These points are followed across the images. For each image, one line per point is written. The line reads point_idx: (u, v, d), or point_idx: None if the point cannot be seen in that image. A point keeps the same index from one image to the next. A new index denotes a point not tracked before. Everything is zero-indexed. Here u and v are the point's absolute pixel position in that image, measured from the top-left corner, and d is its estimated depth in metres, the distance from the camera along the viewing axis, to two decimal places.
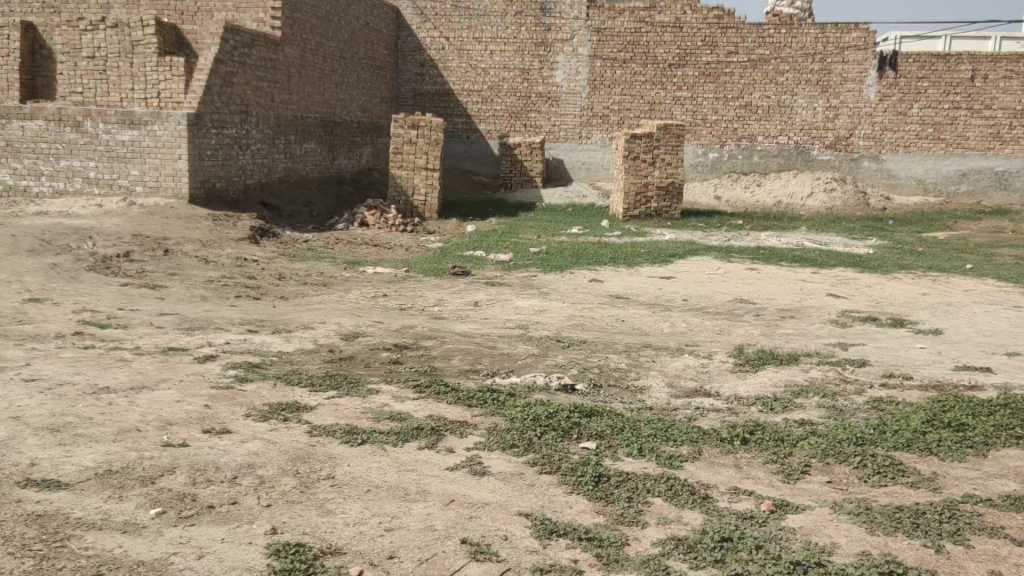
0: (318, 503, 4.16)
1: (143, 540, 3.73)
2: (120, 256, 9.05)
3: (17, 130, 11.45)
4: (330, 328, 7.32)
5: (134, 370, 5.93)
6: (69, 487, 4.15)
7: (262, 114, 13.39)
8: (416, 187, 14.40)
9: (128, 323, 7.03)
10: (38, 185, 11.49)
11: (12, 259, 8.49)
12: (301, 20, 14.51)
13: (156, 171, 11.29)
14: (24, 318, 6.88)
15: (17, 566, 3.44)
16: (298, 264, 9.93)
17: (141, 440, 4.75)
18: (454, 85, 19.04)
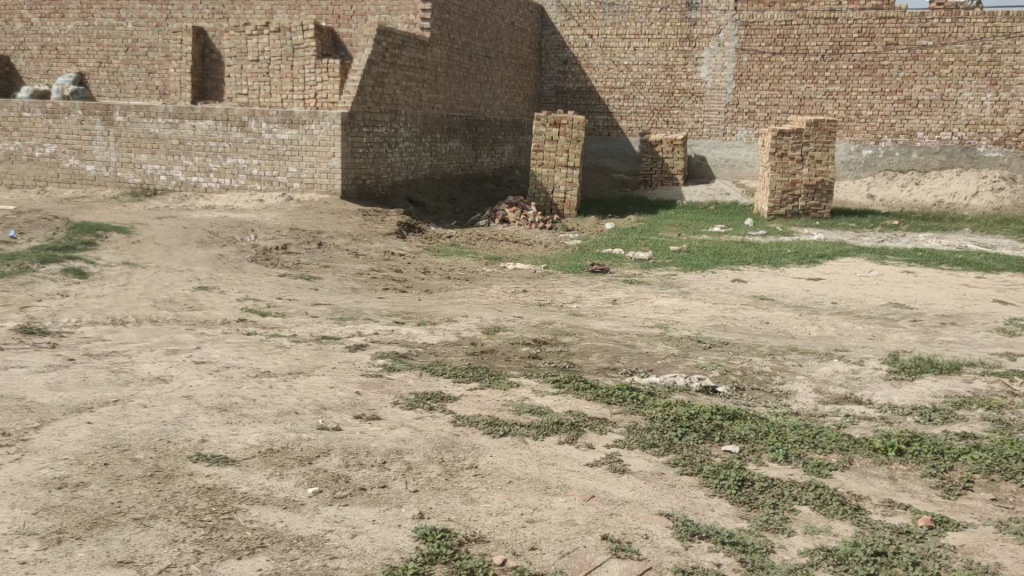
0: (463, 491, 4.29)
1: (302, 517, 3.96)
2: (279, 248, 9.60)
3: (189, 130, 12.23)
4: (473, 322, 7.51)
5: (291, 356, 6.29)
6: (235, 463, 4.46)
7: (410, 113, 13.84)
8: (556, 184, 14.50)
9: (285, 312, 7.46)
10: (206, 181, 12.30)
11: (184, 250, 9.15)
12: (449, 21, 14.91)
13: (312, 168, 11.90)
14: (195, 305, 7.41)
15: (191, 535, 3.73)
16: (442, 259, 10.22)
17: (299, 422, 5.05)
18: (596, 83, 19.03)
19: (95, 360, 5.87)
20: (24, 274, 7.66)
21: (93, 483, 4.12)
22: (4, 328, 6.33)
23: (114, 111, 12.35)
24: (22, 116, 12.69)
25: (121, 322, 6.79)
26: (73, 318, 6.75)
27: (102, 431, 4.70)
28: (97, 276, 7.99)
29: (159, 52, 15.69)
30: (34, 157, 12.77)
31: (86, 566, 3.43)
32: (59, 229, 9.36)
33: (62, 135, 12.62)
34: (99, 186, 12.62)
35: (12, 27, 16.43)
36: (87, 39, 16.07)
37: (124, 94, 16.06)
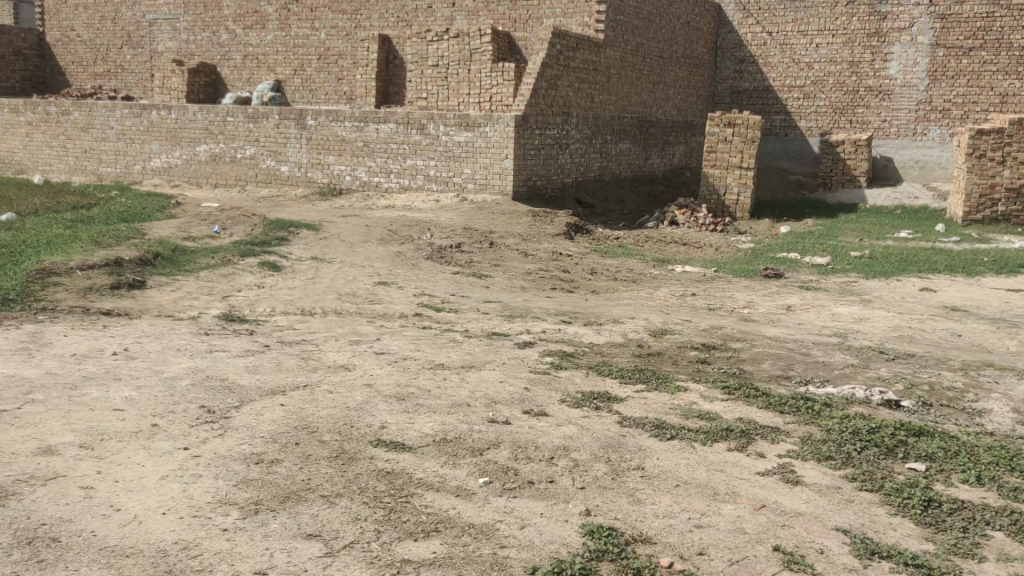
0: (629, 492, 4.30)
1: (474, 505, 4.12)
2: (453, 246, 9.96)
3: (373, 132, 12.88)
4: (640, 323, 7.49)
5: (464, 350, 6.52)
6: (412, 450, 4.69)
7: (582, 115, 13.95)
8: (728, 186, 14.15)
9: (459, 308, 7.73)
10: (387, 181, 12.92)
11: (366, 246, 9.68)
12: (624, 22, 14.91)
13: (486, 169, 12.24)
14: (376, 299, 7.83)
15: (372, 514, 3.96)
16: (610, 260, 10.24)
17: (471, 414, 5.24)
18: (774, 82, 18.41)
19: (287, 347, 6.32)
20: (227, 266, 8.35)
21: (285, 460, 4.45)
22: (210, 314, 6.94)
23: (307, 115, 13.23)
24: (227, 120, 13.83)
25: (310, 313, 7.28)
26: (268, 308, 7.30)
27: (294, 413, 5.06)
28: (289, 270, 8.59)
29: (348, 59, 16.66)
30: (235, 158, 13.87)
31: (280, 536, 3.72)
32: (256, 225, 10.14)
33: (260, 138, 13.64)
34: (291, 185, 13.55)
35: (220, 38, 17.91)
36: (284, 48, 17.27)
37: (315, 99, 17.14)
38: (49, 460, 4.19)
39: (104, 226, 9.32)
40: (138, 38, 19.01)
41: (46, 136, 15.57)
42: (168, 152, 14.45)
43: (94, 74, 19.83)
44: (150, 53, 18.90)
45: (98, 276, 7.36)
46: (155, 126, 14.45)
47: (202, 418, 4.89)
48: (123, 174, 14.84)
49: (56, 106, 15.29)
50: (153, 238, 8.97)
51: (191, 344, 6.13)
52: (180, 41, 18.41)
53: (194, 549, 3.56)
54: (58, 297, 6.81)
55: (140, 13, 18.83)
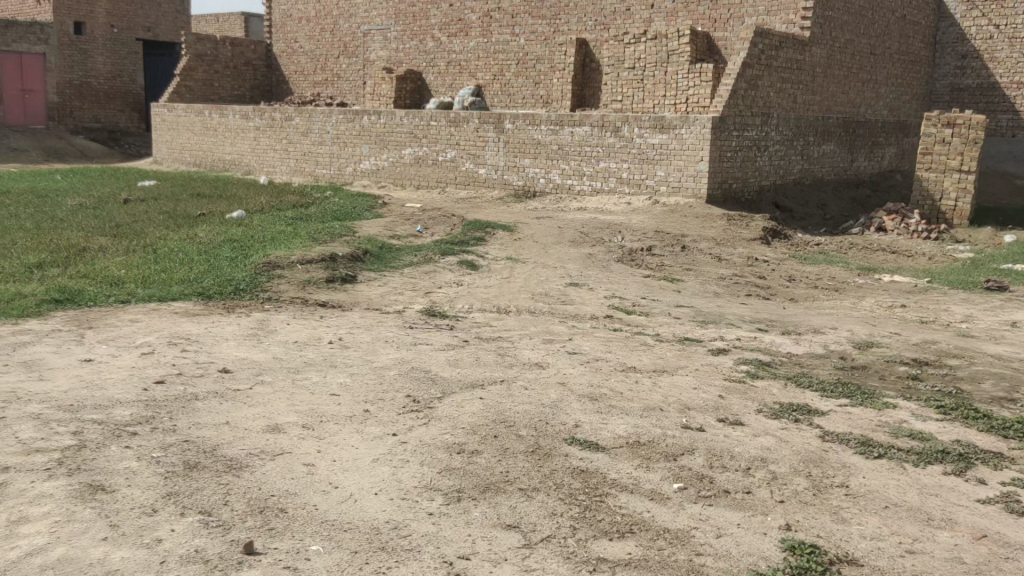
0: (833, 510, 4.13)
1: (668, 510, 4.10)
2: (644, 250, 9.92)
3: (568, 135, 13.05)
4: (842, 334, 7.14)
5: (656, 354, 6.49)
6: (606, 450, 4.74)
7: (783, 115, 13.49)
8: (944, 191, 13.17)
9: (649, 311, 7.69)
10: (580, 184, 13.06)
11: (560, 248, 9.85)
12: (832, 18, 14.27)
13: (680, 172, 12.08)
14: (568, 299, 7.95)
15: (568, 511, 4.04)
16: (810, 267, 9.83)
17: (664, 419, 5.21)
18: (1000, 78, 16.93)
19: (484, 343, 6.56)
20: (428, 264, 8.78)
21: (484, 452, 4.64)
22: (413, 309, 7.33)
23: (506, 119, 13.63)
24: (431, 125, 14.51)
25: (505, 311, 7.51)
26: (466, 305, 7.61)
27: (491, 407, 5.26)
28: (485, 269, 8.89)
29: (546, 63, 16.96)
30: (437, 161, 14.52)
31: (481, 525, 3.88)
32: (456, 226, 10.56)
33: (461, 142, 14.19)
34: (488, 187, 14.00)
35: (427, 46, 18.79)
36: (485, 54, 17.87)
37: (513, 103, 17.58)
38: (277, 437, 4.57)
39: (321, 224, 10.05)
40: (352, 47, 20.32)
41: (270, 140, 17.00)
42: (377, 155, 15.35)
43: (314, 82, 21.44)
44: (362, 61, 20.16)
45: (315, 270, 7.96)
46: (366, 130, 15.40)
47: (408, 406, 5.19)
48: (336, 176, 15.93)
49: (281, 113, 16.68)
50: (363, 236, 9.59)
51: (398, 337, 6.50)
52: (390, 49, 19.49)
53: (404, 529, 3.78)
54: (281, 288, 7.44)
55: (355, 24, 20.12)
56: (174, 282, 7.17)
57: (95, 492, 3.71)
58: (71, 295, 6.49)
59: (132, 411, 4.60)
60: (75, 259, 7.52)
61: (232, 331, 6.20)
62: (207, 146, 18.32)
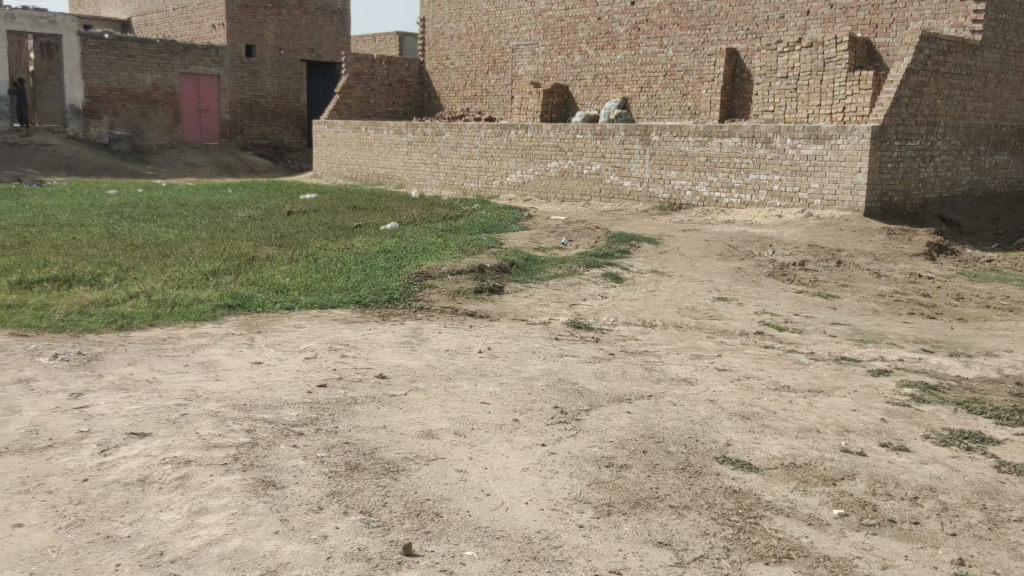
0: (1011, 546, 3.87)
1: (828, 536, 3.94)
2: (797, 264, 9.58)
3: (717, 147, 12.80)
4: (1018, 358, 6.64)
5: (811, 373, 6.25)
6: (759, 471, 4.60)
7: (951, 124, 12.84)
8: None
9: (803, 328, 7.42)
10: (728, 197, 12.77)
11: (706, 261, 9.67)
12: (1007, 20, 13.33)
13: (836, 184, 11.60)
14: (715, 314, 7.78)
15: (721, 531, 3.95)
16: (980, 285, 9.21)
17: (822, 441, 5.02)
18: None
19: (631, 357, 6.52)
20: (573, 276, 8.82)
21: (634, 467, 4.60)
22: (559, 320, 7.38)
23: (652, 131, 13.52)
24: (577, 138, 14.60)
25: (651, 324, 7.44)
26: (611, 317, 7.59)
27: (640, 422, 5.22)
28: (631, 282, 8.84)
29: (695, 75, 16.75)
30: (582, 174, 14.58)
31: (632, 539, 3.85)
32: (600, 238, 10.56)
33: (606, 155, 14.19)
34: (633, 200, 13.92)
35: (574, 60, 18.94)
36: (632, 66, 17.83)
37: (660, 116, 17.42)
38: (431, 442, 4.71)
39: (469, 236, 10.31)
40: (501, 63, 20.75)
41: (422, 154, 17.57)
42: (523, 169, 15.59)
43: (463, 98, 22.05)
44: (511, 76, 20.56)
45: (465, 281, 8.17)
46: (514, 144, 15.65)
47: (556, 417, 5.22)
48: (483, 189, 16.28)
49: (432, 128, 17.22)
50: (509, 248, 9.76)
51: (545, 348, 6.56)
52: (538, 64, 19.78)
53: (555, 540, 3.80)
54: (432, 298, 7.67)
55: (505, 40, 20.52)
56: (333, 291, 7.53)
57: (266, 488, 3.91)
58: (242, 301, 6.93)
59: (298, 412, 4.86)
60: (245, 267, 8.03)
61: (387, 338, 6.45)
62: (363, 160, 19.16)
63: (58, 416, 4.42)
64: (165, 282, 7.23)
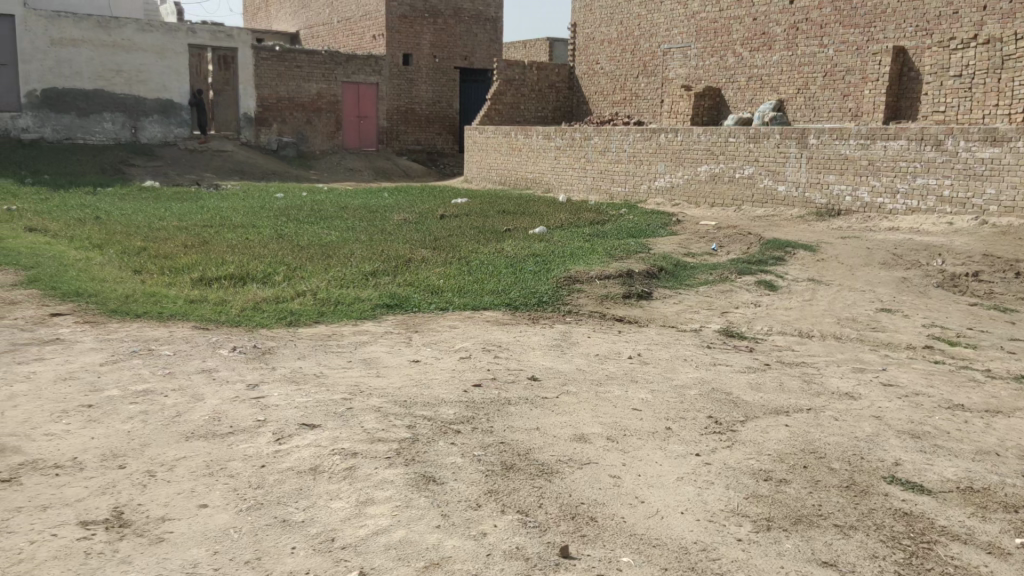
0: None
1: (1012, 567, 3.67)
2: (969, 275, 8.96)
3: (881, 150, 12.18)
4: None
5: (988, 393, 5.83)
6: (931, 493, 4.34)
7: None
8: None
9: (978, 344, 6.94)
10: (893, 203, 12.10)
11: (868, 270, 9.21)
12: None
13: (1015, 190, 10.76)
14: (879, 326, 7.41)
15: (891, 555, 3.75)
16: None
17: (1002, 465, 4.68)
18: None
19: (788, 368, 6.31)
20: (725, 283, 8.63)
21: (793, 482, 4.44)
22: (711, 328, 7.23)
23: (810, 135, 13.04)
24: (729, 141, 14.27)
25: (809, 335, 7.16)
26: (765, 327, 7.37)
27: (800, 436, 5.03)
28: (785, 290, 8.55)
29: (857, 75, 16.03)
30: (734, 178, 14.23)
31: (794, 557, 3.70)
32: (753, 245, 10.27)
33: (760, 159, 13.79)
34: (787, 206, 13.44)
35: (728, 62, 18.52)
36: (790, 67, 17.26)
37: (818, 118, 16.78)
38: (584, 446, 4.70)
39: (617, 241, 10.28)
40: (651, 67, 20.57)
41: (570, 159, 17.66)
42: (672, 173, 15.38)
43: (613, 103, 22.04)
44: (661, 80, 20.36)
45: (613, 286, 8.14)
46: (663, 148, 15.48)
47: (711, 427, 5.11)
48: (631, 194, 16.17)
49: (581, 133, 17.28)
50: (658, 254, 9.65)
51: (697, 356, 6.45)
52: (690, 67, 19.49)
53: (713, 552, 3.70)
54: (580, 302, 7.68)
55: (656, 44, 20.31)
56: (485, 293, 7.69)
57: (427, 483, 4.03)
58: (399, 301, 7.19)
59: (456, 411, 4.99)
60: (401, 269, 8.33)
61: (538, 341, 6.52)
62: (512, 165, 19.45)
63: (238, 405, 4.74)
64: (329, 281, 7.60)
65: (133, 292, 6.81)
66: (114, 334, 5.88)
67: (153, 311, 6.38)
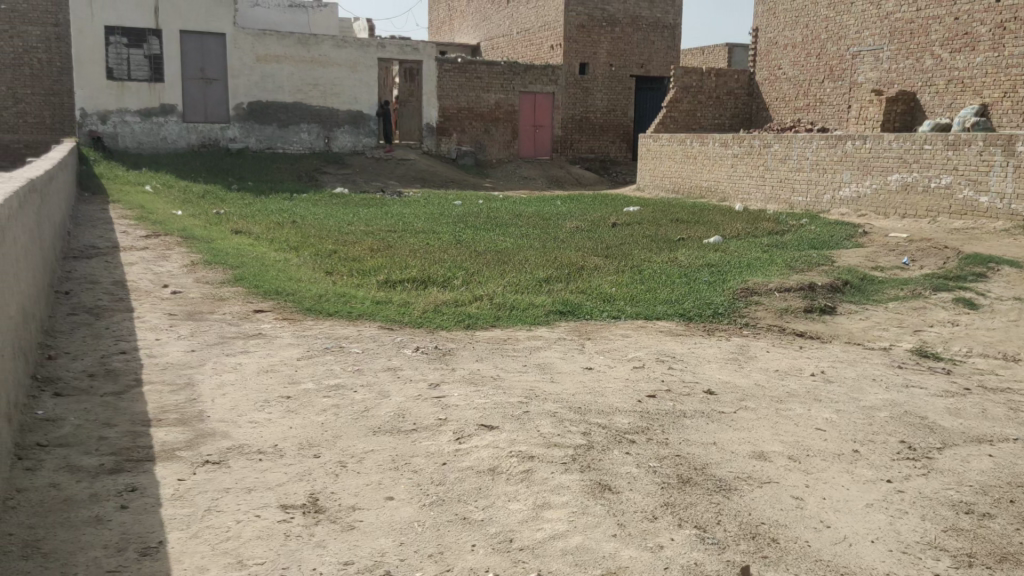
0: None
1: None
2: None
3: None
4: None
5: None
6: None
7: None
8: None
9: None
10: None
11: None
12: None
13: None
14: None
15: None
16: None
17: None
18: None
19: (991, 394, 5.81)
20: (918, 300, 8.09)
21: (999, 516, 4.08)
22: (902, 348, 6.79)
23: (1019, 141, 11.92)
24: (924, 149, 13.38)
25: (1015, 360, 6.57)
26: (964, 348, 6.83)
27: (1005, 467, 4.63)
28: (988, 309, 7.89)
29: None
30: (929, 188, 13.32)
31: None
32: (950, 259, 9.56)
33: (959, 167, 12.81)
34: (989, 218, 12.37)
35: (924, 65, 17.41)
36: (996, 70, 15.97)
37: None
38: (764, 465, 4.52)
39: (797, 252, 9.87)
40: (839, 70, 19.64)
41: (748, 167, 17.17)
42: (858, 182, 14.61)
43: (794, 109, 21.24)
44: (850, 85, 19.41)
45: (793, 299, 7.82)
46: (850, 156, 14.74)
47: (903, 453, 4.80)
48: (813, 204, 15.49)
49: (760, 140, 16.76)
50: (842, 266, 9.18)
51: (887, 376, 6.07)
52: (881, 70, 18.48)
53: None
54: (758, 315, 7.43)
55: (844, 47, 19.42)
56: (658, 302, 7.59)
57: (603, 491, 4.03)
58: (573, 307, 7.24)
59: (630, 420, 4.95)
60: (575, 276, 8.38)
61: (713, 353, 6.37)
62: (686, 173, 19.12)
63: (420, 403, 4.92)
64: (505, 287, 7.76)
65: (325, 293, 7.23)
66: (309, 331, 6.27)
67: (344, 311, 6.76)
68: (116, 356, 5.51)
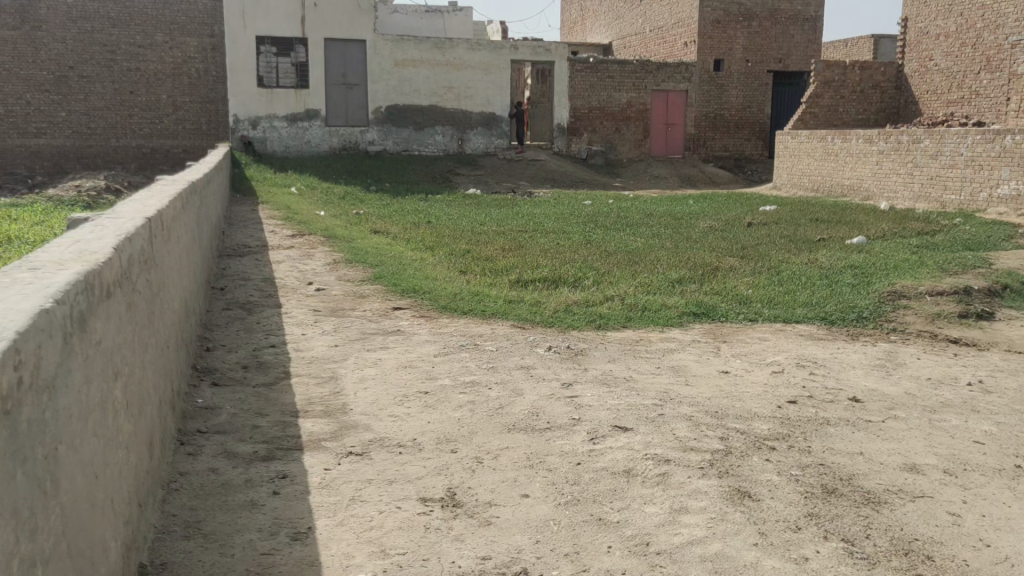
0: None
1: None
2: None
3: None
4: None
5: None
6: None
7: None
8: None
9: None
10: None
11: None
12: None
13: None
14: None
15: None
16: None
17: None
18: None
19: None
20: None
21: None
22: None
23: None
24: None
25: None
26: None
27: None
28: None
29: None
30: None
31: None
32: None
33: None
34: None
35: None
36: None
37: None
38: (916, 478, 4.28)
39: (950, 253, 9.30)
40: (997, 61, 18.56)
41: (896, 165, 16.30)
42: (1020, 179, 13.56)
43: (947, 102, 20.22)
44: (1008, 75, 18.26)
45: (945, 304, 7.37)
46: (1009, 151, 13.72)
47: None
48: (967, 202, 14.53)
49: (908, 135, 15.92)
50: (1001, 269, 8.56)
51: None
52: None
53: None
54: (906, 320, 7.04)
55: (1003, 36, 18.31)
56: (798, 305, 7.32)
57: (742, 498, 3.91)
58: (707, 309, 7.08)
59: (770, 427, 4.80)
60: (709, 277, 8.20)
61: (858, 359, 6.08)
62: (827, 171, 18.37)
63: (553, 402, 4.94)
64: (636, 287, 7.69)
65: (460, 291, 7.37)
66: (446, 329, 6.40)
67: (477, 309, 6.86)
68: (266, 349, 5.80)
